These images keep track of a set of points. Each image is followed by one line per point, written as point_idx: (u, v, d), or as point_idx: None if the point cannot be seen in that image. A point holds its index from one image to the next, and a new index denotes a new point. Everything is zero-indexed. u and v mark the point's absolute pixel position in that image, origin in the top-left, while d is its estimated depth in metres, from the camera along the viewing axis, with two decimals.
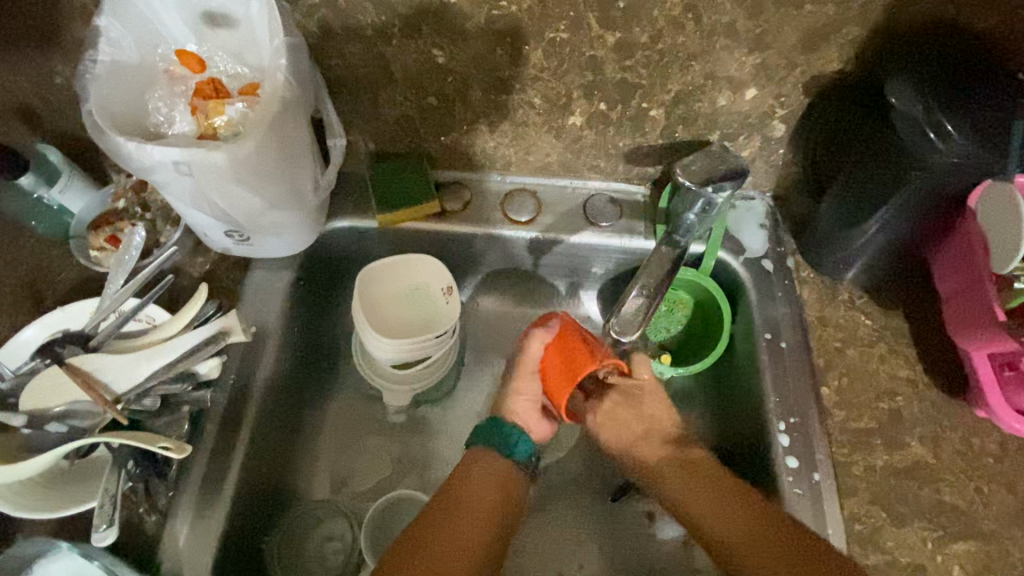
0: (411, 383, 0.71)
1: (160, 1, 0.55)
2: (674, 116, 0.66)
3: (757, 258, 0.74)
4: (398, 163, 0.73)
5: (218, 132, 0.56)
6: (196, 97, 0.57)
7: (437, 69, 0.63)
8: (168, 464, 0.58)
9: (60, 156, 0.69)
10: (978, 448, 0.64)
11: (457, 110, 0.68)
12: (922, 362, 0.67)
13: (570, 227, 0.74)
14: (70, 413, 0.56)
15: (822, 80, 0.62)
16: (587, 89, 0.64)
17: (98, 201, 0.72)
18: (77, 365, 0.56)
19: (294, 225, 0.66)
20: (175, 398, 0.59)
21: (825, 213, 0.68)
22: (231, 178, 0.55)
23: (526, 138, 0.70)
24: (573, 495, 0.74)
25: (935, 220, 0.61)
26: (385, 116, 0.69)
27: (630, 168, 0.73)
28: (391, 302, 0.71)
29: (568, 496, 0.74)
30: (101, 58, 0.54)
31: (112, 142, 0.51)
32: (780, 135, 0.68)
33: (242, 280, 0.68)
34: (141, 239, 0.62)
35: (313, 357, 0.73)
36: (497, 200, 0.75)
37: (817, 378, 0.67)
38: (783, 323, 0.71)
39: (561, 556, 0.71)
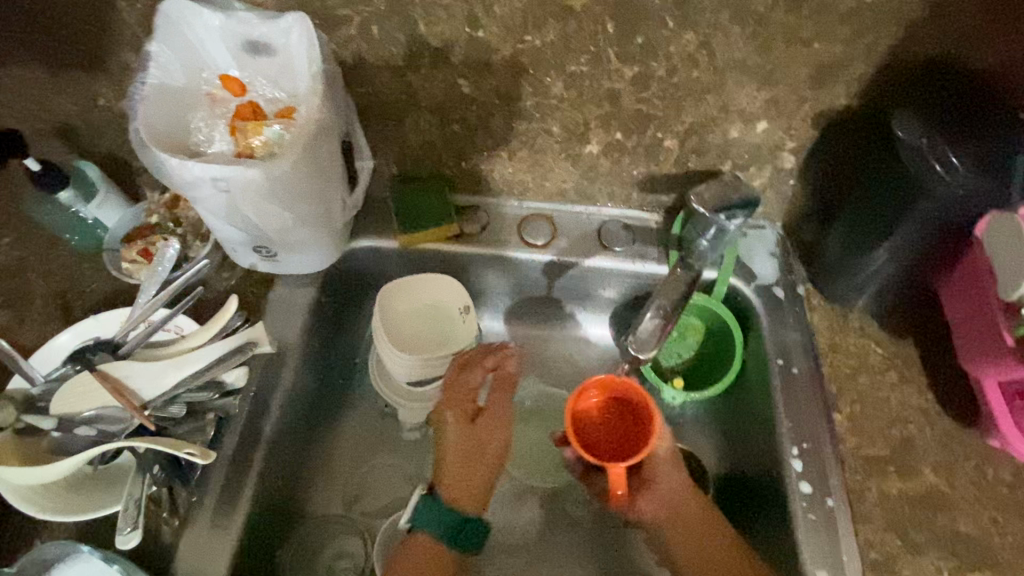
0: (428, 401, 0.73)
1: (206, 30, 0.59)
2: (688, 146, 0.69)
3: (768, 285, 0.76)
4: (421, 186, 0.76)
5: (254, 152, 0.59)
6: (235, 119, 0.60)
7: (462, 98, 0.67)
8: (189, 469, 0.58)
9: (99, 172, 0.73)
10: (992, 477, 0.64)
11: (480, 137, 0.71)
12: (932, 391, 0.68)
13: (584, 251, 0.76)
14: (100, 418, 0.57)
15: (831, 114, 0.64)
16: (603, 120, 0.67)
17: (130, 216, 0.74)
18: (107, 371, 0.57)
19: (319, 243, 0.68)
20: (198, 406, 0.60)
21: (834, 242, 0.70)
22: (266, 195, 0.58)
23: (544, 166, 0.73)
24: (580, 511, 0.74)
25: (942, 249, 0.63)
26: (409, 143, 0.72)
27: (644, 197, 0.76)
28: (409, 321, 0.73)
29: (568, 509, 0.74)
30: (150, 81, 0.58)
31: (157, 159, 0.55)
32: (789, 166, 0.70)
33: (267, 294, 0.70)
34: (174, 252, 0.65)
35: (330, 374, 0.75)
36: (514, 224, 0.77)
37: (829, 404, 0.68)
38: (794, 348, 0.72)
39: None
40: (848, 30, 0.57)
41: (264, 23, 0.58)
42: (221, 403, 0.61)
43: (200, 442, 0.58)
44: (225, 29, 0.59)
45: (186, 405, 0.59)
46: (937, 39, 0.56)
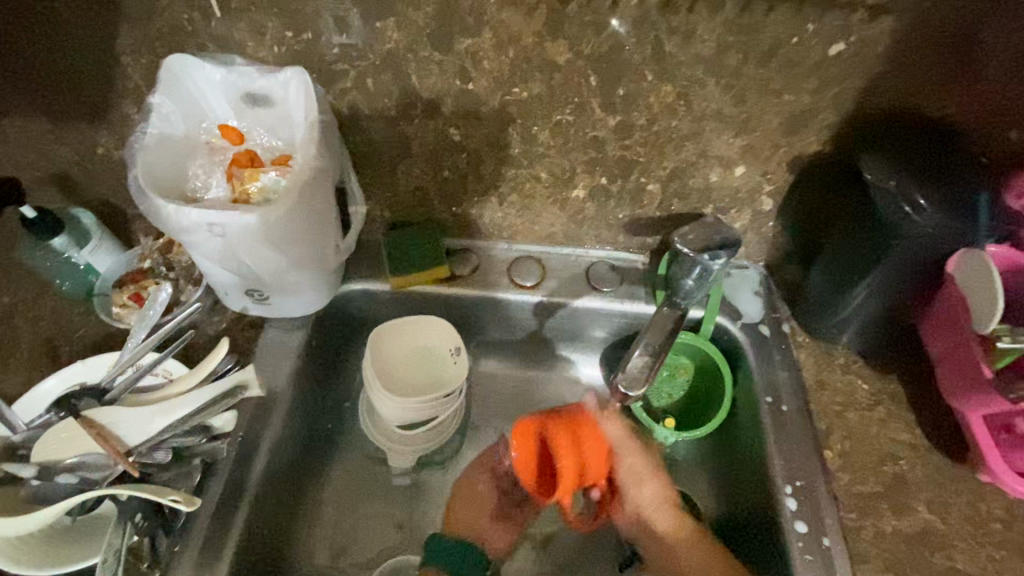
0: (419, 444, 0.72)
1: (207, 83, 0.62)
2: (670, 191, 0.71)
3: (754, 323, 0.77)
4: (413, 230, 0.78)
5: (250, 197, 0.61)
6: (232, 165, 0.62)
7: (452, 146, 0.69)
8: (174, 519, 0.57)
9: (94, 220, 0.74)
10: (986, 513, 0.64)
11: (470, 183, 0.73)
12: (920, 427, 0.69)
13: (573, 291, 0.78)
14: (81, 465, 0.55)
15: (804, 159, 0.67)
16: (589, 166, 0.70)
17: (123, 263, 0.74)
18: (91, 418, 0.56)
19: (310, 286, 0.69)
20: (186, 451, 0.59)
21: (815, 281, 0.72)
22: (261, 238, 0.59)
23: (532, 210, 0.76)
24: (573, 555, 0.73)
25: (919, 286, 0.65)
26: (401, 189, 0.75)
27: (630, 239, 0.78)
28: (401, 364, 0.73)
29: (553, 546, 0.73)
30: (150, 130, 0.60)
31: (154, 204, 0.56)
32: (768, 209, 0.73)
33: (258, 338, 0.70)
34: (166, 295, 0.65)
35: (321, 418, 0.74)
36: (504, 266, 0.79)
37: (820, 441, 0.68)
38: (783, 386, 0.73)
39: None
40: (814, 82, 0.60)
41: (264, 76, 0.61)
42: (209, 448, 0.60)
43: (186, 488, 0.58)
44: (226, 82, 0.62)
45: (172, 451, 0.58)
46: (899, 89, 0.60)
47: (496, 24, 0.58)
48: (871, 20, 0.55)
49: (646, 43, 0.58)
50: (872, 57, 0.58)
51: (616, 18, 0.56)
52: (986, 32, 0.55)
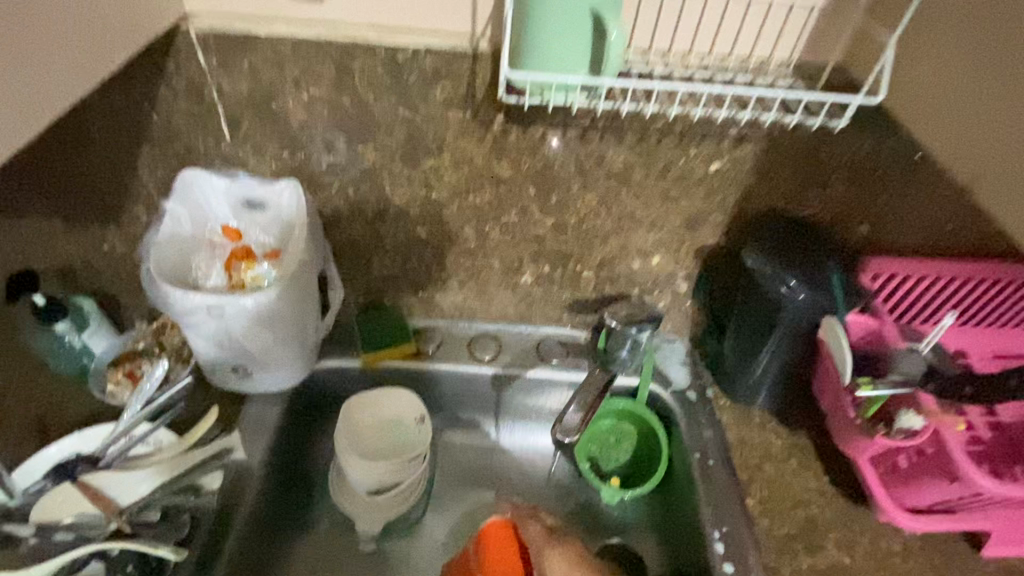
0: (384, 509, 0.78)
1: (213, 192, 0.74)
2: (602, 276, 0.86)
3: (682, 389, 0.89)
4: (384, 312, 0.89)
5: (244, 284, 0.71)
6: (230, 258, 0.73)
7: (419, 241, 0.82)
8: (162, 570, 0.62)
9: (94, 305, 0.83)
10: (886, 549, 0.73)
11: (434, 272, 0.86)
12: (827, 475, 0.80)
13: (525, 364, 0.89)
14: (78, 524, 0.62)
15: (706, 249, 0.83)
16: (534, 256, 0.83)
17: (117, 343, 0.84)
18: (88, 482, 0.64)
19: (291, 362, 0.77)
20: (174, 510, 0.65)
21: (727, 350, 0.85)
22: (252, 318, 0.69)
23: (487, 294, 0.88)
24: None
25: (807, 351, 0.78)
26: (374, 277, 0.87)
27: (572, 317, 0.91)
28: (370, 433, 0.81)
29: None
30: (162, 230, 0.71)
31: (163, 292, 0.66)
32: (684, 290, 0.88)
33: (240, 411, 0.77)
34: (162, 369, 0.71)
35: (294, 487, 0.80)
36: (464, 343, 0.90)
37: (741, 490, 0.78)
38: (709, 443, 0.83)
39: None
40: (703, 191, 0.76)
41: (262, 187, 0.74)
42: (197, 506, 0.65)
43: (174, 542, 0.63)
44: (230, 191, 0.75)
45: (162, 510, 0.65)
46: (769, 195, 0.76)
47: (452, 149, 0.73)
48: (735, 147, 0.71)
49: (571, 163, 0.74)
50: (741, 174, 0.74)
51: (546, 146, 0.72)
52: (826, 153, 0.71)
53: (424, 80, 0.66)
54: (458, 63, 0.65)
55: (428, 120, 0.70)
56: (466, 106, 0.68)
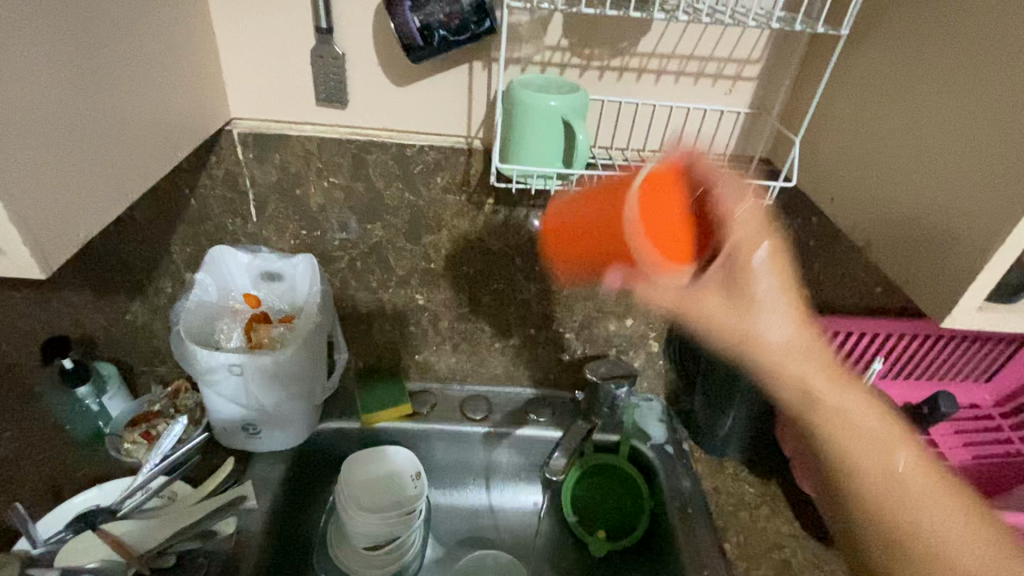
0: (382, 562, 0.81)
1: (238, 264, 0.84)
2: (582, 338, 0.96)
3: (661, 444, 0.96)
4: (383, 376, 0.97)
5: (262, 345, 0.79)
6: (250, 323, 0.81)
7: (418, 308, 0.92)
8: None
9: (113, 369, 0.90)
10: None
11: (431, 336, 0.95)
12: (796, 519, 0.86)
13: (514, 422, 0.96)
14: (101, 569, 0.67)
15: (673, 312, 0.93)
16: (521, 320, 0.94)
17: (132, 406, 0.90)
18: (109, 530, 0.69)
19: (297, 421, 0.83)
20: (188, 556, 0.71)
21: (699, 405, 0.93)
22: (270, 376, 0.76)
23: (479, 355, 0.97)
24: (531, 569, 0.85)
25: (768, 402, 0.87)
26: (375, 341, 0.95)
27: (556, 377, 1.00)
28: (368, 489, 0.85)
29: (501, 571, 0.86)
30: (191, 297, 0.80)
31: (190, 352, 0.74)
32: (656, 350, 0.98)
33: (247, 468, 0.82)
34: (181, 425, 0.78)
35: (293, 545, 0.83)
36: (457, 403, 0.98)
37: (720, 536, 0.83)
38: (687, 493, 0.89)
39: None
40: None
41: (282, 260, 0.85)
42: (209, 551, 0.72)
43: None
44: (252, 264, 0.85)
45: (176, 556, 0.71)
46: None
47: (450, 226, 0.84)
48: None
49: None
50: None
51: (530, 224, 0.84)
52: (766, 228, 0.85)
53: (427, 171, 0.79)
54: (456, 157, 0.78)
55: (430, 203, 0.82)
56: (462, 191, 0.81)
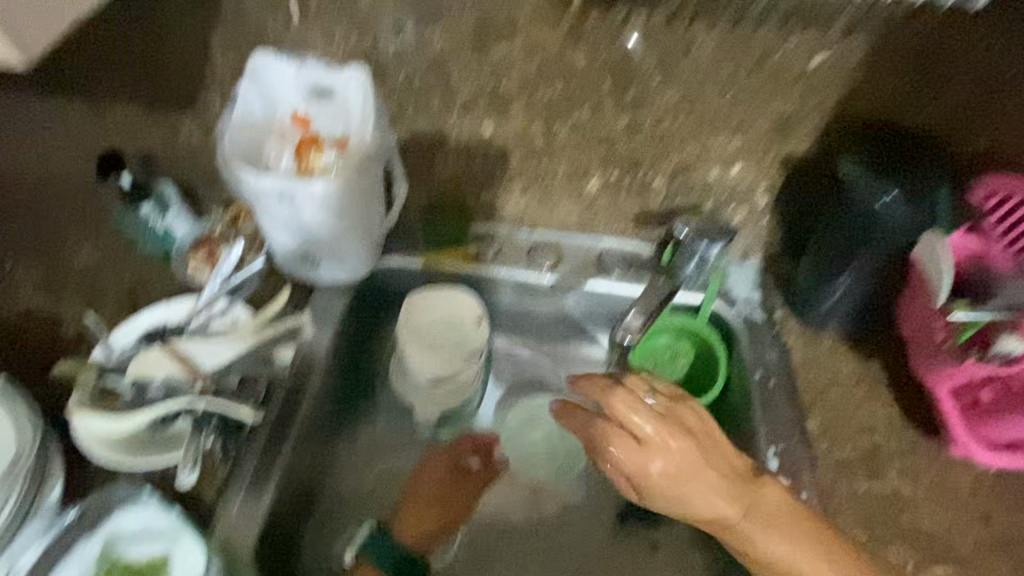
0: (441, 400, 0.82)
1: (285, 77, 0.74)
2: (674, 185, 0.82)
3: (750, 310, 0.84)
4: (444, 214, 0.87)
5: (313, 171, 0.72)
6: (298, 146, 0.73)
7: (485, 141, 0.83)
8: (242, 430, 0.69)
9: (172, 190, 0.84)
10: (953, 483, 0.70)
11: (498, 172, 0.84)
12: (898, 405, 0.76)
13: (586, 275, 0.86)
14: (169, 382, 0.68)
15: (792, 160, 0.78)
16: (604, 159, 0.82)
17: (196, 229, 0.84)
18: (176, 347, 0.70)
19: (354, 257, 0.79)
20: (251, 377, 0.71)
21: (803, 275, 0.79)
22: (320, 205, 0.70)
23: (551, 198, 0.85)
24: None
25: (895, 275, 0.73)
26: (436, 177, 0.85)
27: (638, 229, 0.88)
28: (427, 329, 0.82)
29: (538, 526, 0.82)
30: (235, 112, 0.72)
31: (236, 172, 0.67)
32: (763, 205, 0.82)
33: (306, 300, 0.79)
34: (237, 252, 0.78)
35: (354, 376, 0.84)
36: (522, 250, 0.87)
37: (803, 412, 0.76)
38: (772, 366, 0.79)
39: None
40: None
41: (331, 74, 0.73)
42: (271, 372, 0.72)
43: (251, 402, 0.69)
44: (300, 77, 0.74)
45: (240, 376, 0.71)
46: (872, 98, 0.74)
47: None
48: None
49: None
50: None
51: None
52: None
53: None
54: None
55: None
56: None
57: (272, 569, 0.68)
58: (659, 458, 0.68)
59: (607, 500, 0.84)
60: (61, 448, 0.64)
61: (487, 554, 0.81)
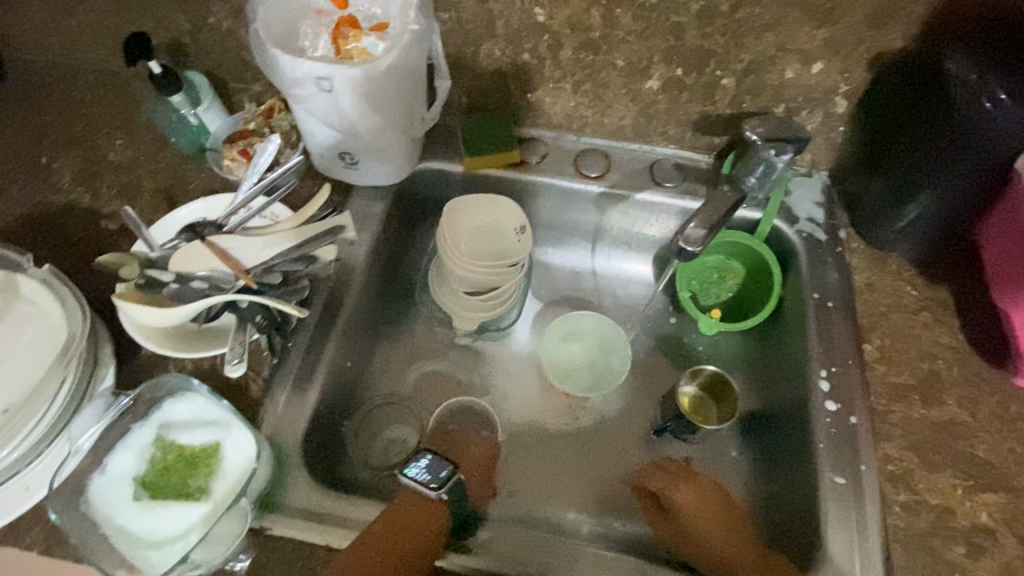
0: (477, 309, 0.80)
1: None
2: (743, 86, 0.74)
3: (812, 229, 0.79)
4: (491, 115, 0.84)
5: (352, 58, 0.65)
6: (337, 29, 0.66)
7: (536, 27, 0.73)
8: (285, 322, 0.68)
9: (203, 79, 0.81)
10: (1014, 413, 0.67)
11: (548, 67, 0.77)
12: (963, 332, 0.71)
13: (636, 185, 0.83)
14: (212, 277, 0.65)
15: (885, 57, 0.69)
16: (667, 54, 0.72)
17: (231, 122, 0.82)
18: (216, 242, 0.66)
19: (397, 155, 0.75)
20: (293, 275, 0.68)
21: (877, 189, 0.73)
22: (360, 97, 0.65)
23: (605, 100, 0.79)
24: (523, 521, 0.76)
25: (988, 191, 0.66)
26: (483, 73, 0.80)
27: (696, 137, 0.82)
28: (471, 235, 0.80)
29: (572, 436, 0.82)
30: None
31: (271, 56, 0.62)
32: (842, 110, 0.75)
33: (347, 202, 0.79)
34: (274, 146, 0.72)
35: (394, 282, 0.83)
36: (571, 156, 0.84)
37: (860, 336, 0.72)
38: (832, 287, 0.76)
39: (571, 501, 0.78)
40: None
41: None
42: (312, 271, 0.69)
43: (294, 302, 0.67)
44: None
45: (282, 275, 0.67)
46: None
47: None
48: None
49: None
50: None
51: None
52: None
53: None
54: None
55: None
56: None
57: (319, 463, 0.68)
58: (682, 492, 0.71)
59: (644, 416, 0.83)
60: (111, 337, 0.65)
61: (516, 462, 0.80)
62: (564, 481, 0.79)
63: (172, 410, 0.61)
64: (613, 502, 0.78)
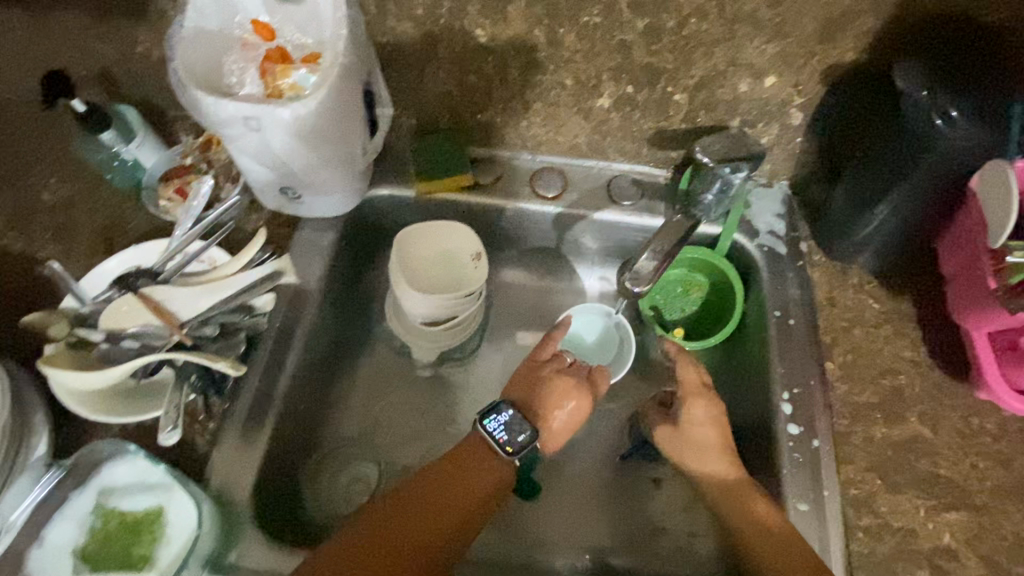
0: (438, 340, 0.78)
1: None
2: (697, 101, 0.72)
3: (772, 242, 0.78)
4: (440, 137, 0.80)
5: (283, 93, 0.62)
6: (265, 61, 0.63)
7: (479, 48, 0.70)
8: (224, 383, 0.65)
9: (138, 115, 0.77)
10: (976, 427, 0.66)
11: (495, 88, 0.74)
12: (925, 345, 0.70)
13: (594, 204, 0.80)
14: (143, 333, 0.64)
15: (838, 69, 0.67)
16: (616, 72, 0.70)
17: (168, 157, 0.79)
18: (148, 294, 0.64)
19: (341, 186, 0.72)
20: (231, 326, 0.67)
21: (837, 201, 0.72)
22: (292, 135, 0.62)
23: (558, 119, 0.77)
24: (494, 557, 0.75)
25: (945, 205, 0.65)
26: (429, 95, 0.76)
27: (653, 152, 0.79)
28: (424, 264, 0.77)
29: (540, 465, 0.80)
30: (187, 24, 0.61)
31: (192, 95, 0.58)
32: (797, 122, 0.73)
33: (292, 234, 0.75)
34: (208, 189, 0.70)
35: (349, 314, 0.80)
36: (527, 176, 0.82)
37: (823, 354, 0.71)
38: (794, 303, 0.74)
39: (546, 535, 0.76)
40: None
41: None
42: (251, 323, 0.68)
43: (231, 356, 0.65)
44: None
45: (219, 327, 0.66)
46: None
47: None
48: None
49: None
50: None
51: None
52: None
53: None
54: None
55: None
56: None
57: (274, 516, 0.66)
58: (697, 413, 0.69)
59: (612, 439, 0.81)
60: (42, 402, 0.61)
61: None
62: (539, 515, 0.77)
63: (111, 474, 0.58)
64: (589, 536, 0.76)
